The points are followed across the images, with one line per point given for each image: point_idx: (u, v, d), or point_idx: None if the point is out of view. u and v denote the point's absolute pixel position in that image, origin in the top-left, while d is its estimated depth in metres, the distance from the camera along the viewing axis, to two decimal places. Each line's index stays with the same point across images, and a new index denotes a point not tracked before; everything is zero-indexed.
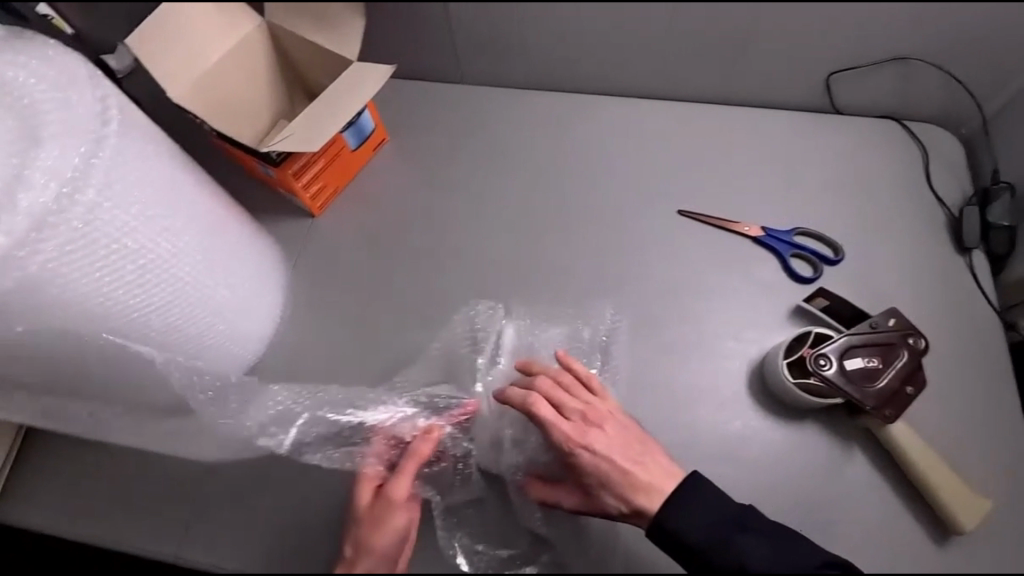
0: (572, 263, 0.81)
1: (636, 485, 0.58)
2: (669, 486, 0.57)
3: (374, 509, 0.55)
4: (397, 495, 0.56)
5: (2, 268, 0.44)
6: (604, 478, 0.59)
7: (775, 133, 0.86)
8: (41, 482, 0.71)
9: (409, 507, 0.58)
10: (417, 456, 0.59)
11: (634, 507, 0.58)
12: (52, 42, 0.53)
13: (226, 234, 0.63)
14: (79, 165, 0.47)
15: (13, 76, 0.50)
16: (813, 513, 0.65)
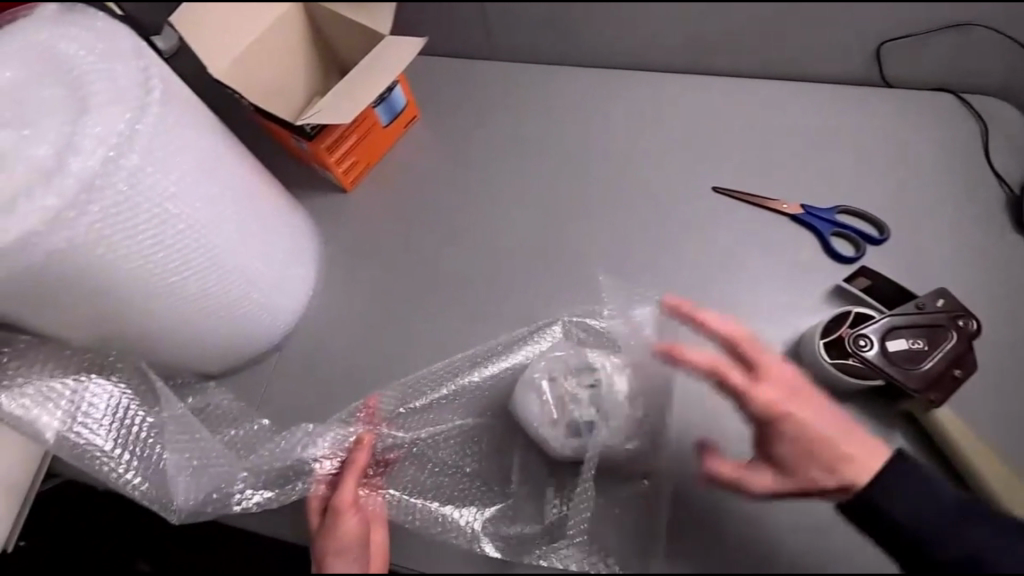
0: (600, 240, 0.79)
1: (845, 458, 0.57)
2: (880, 462, 0.57)
3: (325, 523, 0.59)
4: (345, 501, 0.59)
5: (51, 229, 0.46)
6: (816, 451, 0.57)
7: (816, 107, 0.82)
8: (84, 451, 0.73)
9: (364, 510, 0.61)
10: (353, 466, 0.62)
11: (844, 484, 0.57)
12: (103, 14, 0.55)
13: (259, 206, 0.64)
14: (127, 130, 0.49)
15: (62, 47, 0.52)
16: None
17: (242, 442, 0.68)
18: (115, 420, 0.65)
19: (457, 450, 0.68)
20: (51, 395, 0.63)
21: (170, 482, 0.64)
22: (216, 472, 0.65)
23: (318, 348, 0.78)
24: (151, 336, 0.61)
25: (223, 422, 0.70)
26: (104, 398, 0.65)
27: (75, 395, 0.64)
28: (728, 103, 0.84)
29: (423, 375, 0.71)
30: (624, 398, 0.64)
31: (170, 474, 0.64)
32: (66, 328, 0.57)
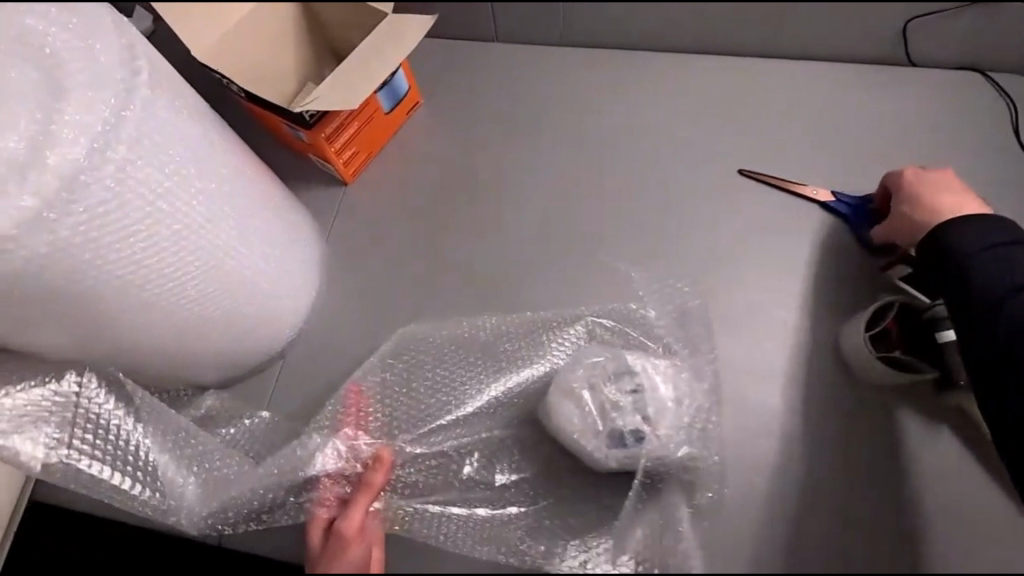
0: (624, 230, 0.75)
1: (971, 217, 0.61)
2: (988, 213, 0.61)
3: (326, 548, 0.51)
4: (351, 531, 0.52)
5: (31, 234, 0.40)
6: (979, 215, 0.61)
7: (838, 87, 0.79)
8: None
9: (371, 541, 0.53)
10: (367, 486, 0.56)
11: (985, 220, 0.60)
12: None
13: (254, 198, 0.58)
14: (112, 117, 0.43)
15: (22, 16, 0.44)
16: (902, 499, 0.59)
17: (246, 437, 0.65)
18: (104, 435, 0.58)
19: (483, 457, 0.61)
20: (28, 419, 0.55)
21: (178, 491, 0.59)
22: (222, 477, 0.60)
23: (321, 353, 0.72)
24: (143, 347, 0.54)
25: (225, 420, 0.66)
26: (86, 414, 0.57)
27: (51, 414, 0.56)
28: (748, 85, 0.80)
29: (418, 374, 0.65)
30: (671, 403, 0.55)
31: (175, 482, 0.59)
32: (46, 344, 0.50)
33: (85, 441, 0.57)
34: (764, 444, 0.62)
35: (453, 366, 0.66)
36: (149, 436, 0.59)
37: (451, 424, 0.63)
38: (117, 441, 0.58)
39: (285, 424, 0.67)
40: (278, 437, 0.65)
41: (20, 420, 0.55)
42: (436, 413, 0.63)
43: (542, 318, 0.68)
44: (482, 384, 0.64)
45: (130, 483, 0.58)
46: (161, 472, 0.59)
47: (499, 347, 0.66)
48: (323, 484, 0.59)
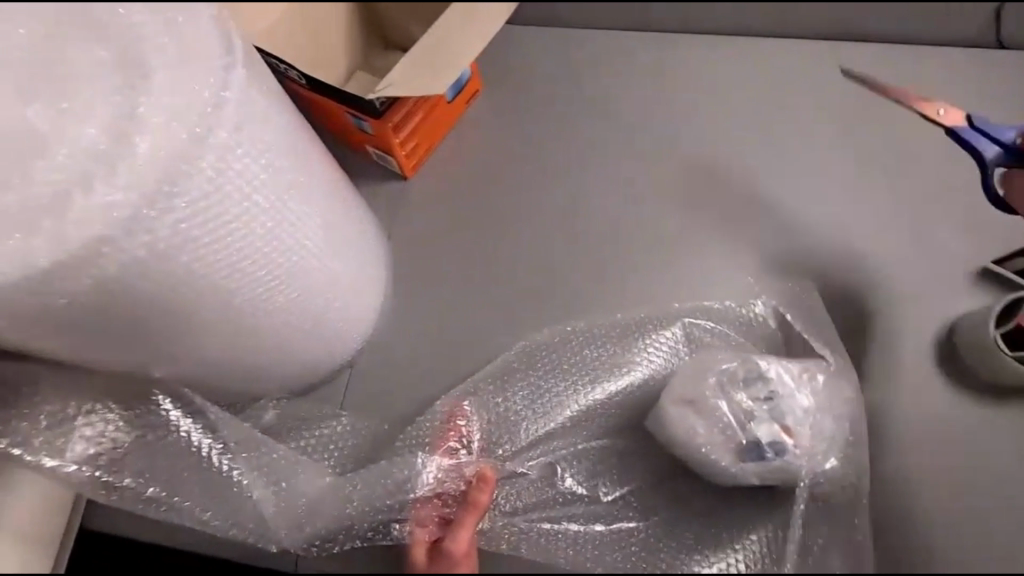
0: (721, 220, 0.67)
1: None
2: None
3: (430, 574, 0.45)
4: (458, 555, 0.45)
5: (130, 234, 0.34)
6: None
7: (945, 58, 0.71)
8: None
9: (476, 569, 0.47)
10: (473, 505, 0.50)
11: None
12: None
13: (328, 194, 0.52)
14: (214, 99, 0.37)
15: None
16: None
17: (320, 444, 0.61)
18: (173, 450, 0.53)
19: (584, 470, 0.57)
20: (99, 436, 0.53)
21: (254, 513, 0.53)
22: (300, 492, 0.53)
23: (390, 361, 0.65)
24: (221, 359, 0.48)
25: (303, 424, 0.62)
26: (170, 437, 0.54)
27: (139, 435, 0.53)
28: (841, 58, 0.73)
29: (512, 383, 0.61)
30: (811, 413, 0.51)
31: (253, 501, 0.53)
32: (122, 359, 0.45)
33: (163, 466, 0.53)
34: (898, 457, 0.56)
35: (548, 374, 0.61)
36: (230, 461, 0.54)
37: (548, 437, 0.58)
38: (185, 455, 0.53)
39: (372, 435, 0.61)
40: (369, 434, 0.61)
41: (93, 437, 0.53)
42: (531, 425, 0.59)
43: (637, 320, 0.63)
44: (579, 392, 0.60)
45: (208, 508, 0.53)
46: (240, 491, 0.53)
47: (593, 351, 0.62)
48: (422, 505, 0.53)
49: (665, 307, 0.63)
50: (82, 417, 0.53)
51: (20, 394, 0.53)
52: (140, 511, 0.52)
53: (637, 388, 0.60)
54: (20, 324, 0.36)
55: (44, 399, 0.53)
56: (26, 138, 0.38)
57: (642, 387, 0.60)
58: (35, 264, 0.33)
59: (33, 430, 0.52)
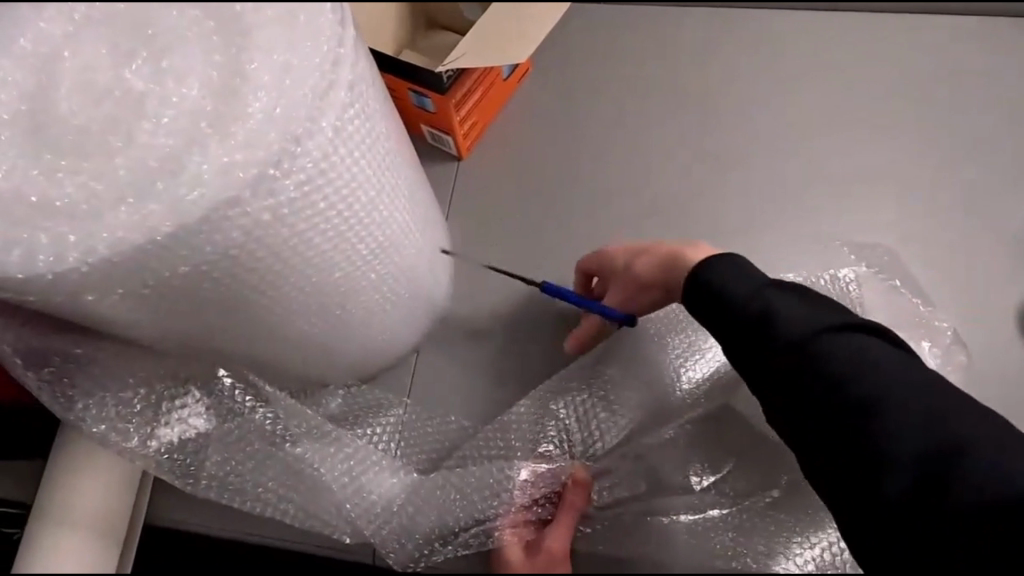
0: (790, 197, 0.67)
1: None
2: None
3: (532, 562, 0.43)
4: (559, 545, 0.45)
5: (255, 194, 0.32)
6: None
7: (1009, 34, 0.70)
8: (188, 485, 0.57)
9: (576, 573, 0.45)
10: (568, 505, 0.51)
11: None
12: None
13: (411, 165, 0.49)
14: (328, 59, 0.35)
15: None
16: None
17: (392, 439, 0.57)
18: (248, 440, 0.51)
19: (677, 460, 0.55)
20: (180, 422, 0.51)
21: (333, 507, 0.51)
22: (387, 492, 0.52)
23: (456, 353, 0.61)
24: (308, 340, 0.46)
25: (369, 417, 0.58)
26: (254, 427, 0.52)
27: (225, 424, 0.51)
28: (904, 35, 0.71)
29: (594, 375, 0.57)
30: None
31: (334, 498, 0.51)
32: (213, 341, 0.43)
33: (249, 456, 0.51)
34: None
35: (634, 363, 0.57)
36: (312, 451, 0.52)
37: (639, 429, 0.55)
38: (260, 446, 0.51)
39: (448, 430, 0.58)
40: (443, 426, 0.58)
41: (174, 424, 0.51)
42: (620, 417, 0.56)
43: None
44: (670, 377, 0.56)
45: (287, 499, 0.51)
46: (317, 485, 0.51)
47: (682, 335, 0.57)
48: (511, 511, 0.51)
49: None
50: (170, 404, 0.51)
51: (103, 376, 0.50)
52: (224, 501, 0.51)
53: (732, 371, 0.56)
54: (130, 296, 0.34)
55: (134, 380, 0.50)
56: (120, 102, 0.35)
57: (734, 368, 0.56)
58: (158, 229, 0.31)
59: (124, 415, 0.50)
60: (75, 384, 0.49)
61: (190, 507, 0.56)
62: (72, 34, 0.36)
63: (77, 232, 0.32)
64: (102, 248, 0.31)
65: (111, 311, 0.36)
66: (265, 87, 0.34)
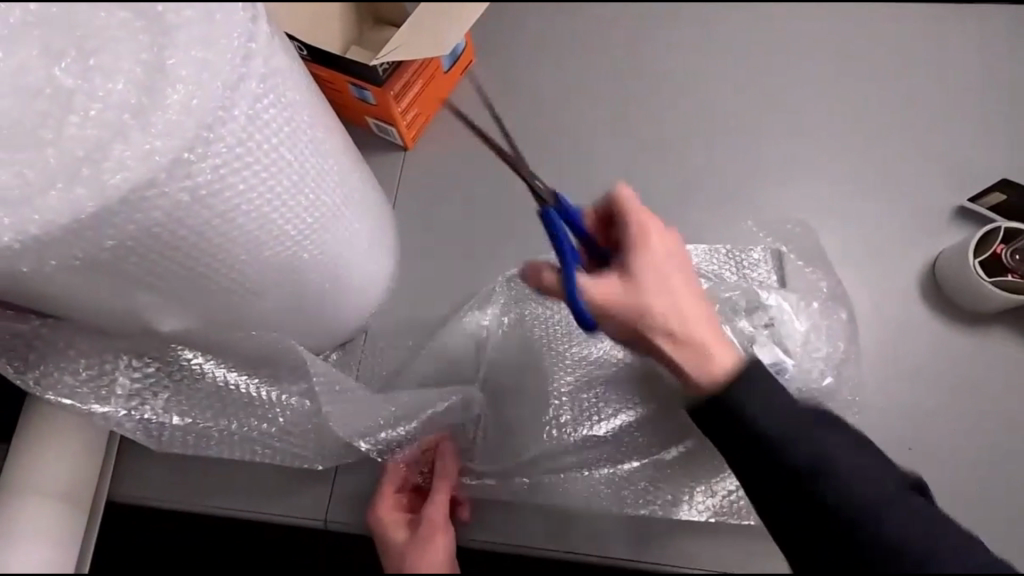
0: (713, 175, 0.70)
1: None
2: None
3: (414, 536, 0.50)
4: (439, 516, 0.51)
5: (172, 177, 0.35)
6: None
7: (913, 25, 0.75)
8: (149, 462, 0.60)
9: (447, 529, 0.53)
10: (442, 474, 0.55)
11: None
12: None
13: (344, 154, 0.53)
14: (241, 52, 0.38)
15: None
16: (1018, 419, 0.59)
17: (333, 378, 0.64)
18: (198, 399, 0.56)
19: (586, 418, 0.59)
20: (137, 396, 0.55)
21: (277, 454, 0.57)
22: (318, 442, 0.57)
23: (402, 331, 0.66)
24: (247, 317, 0.50)
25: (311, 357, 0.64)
26: (209, 382, 0.56)
27: (179, 381, 0.55)
28: (815, 27, 0.77)
29: (523, 322, 0.63)
30: (801, 337, 0.56)
31: (279, 449, 0.57)
32: (157, 317, 0.47)
33: (207, 408, 0.56)
34: (878, 385, 0.61)
35: (551, 330, 0.63)
36: (272, 394, 0.57)
37: (568, 370, 0.61)
38: (207, 404, 0.56)
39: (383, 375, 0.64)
40: (386, 371, 0.65)
41: (134, 398, 0.54)
42: (550, 358, 0.62)
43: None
44: (582, 333, 0.62)
45: (235, 451, 0.57)
46: (259, 438, 0.57)
47: None
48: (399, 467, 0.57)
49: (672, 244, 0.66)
50: (120, 370, 0.54)
51: (60, 355, 0.53)
52: (188, 449, 0.56)
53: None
54: (63, 273, 0.37)
55: (77, 355, 0.53)
56: (51, 98, 0.38)
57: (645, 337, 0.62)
58: (81, 208, 0.34)
59: (80, 382, 0.53)
60: (25, 361, 0.52)
61: (149, 483, 0.60)
62: (11, 39, 0.40)
63: (12, 214, 0.35)
64: (33, 229, 0.35)
65: (50, 288, 0.39)
66: (184, 81, 0.37)
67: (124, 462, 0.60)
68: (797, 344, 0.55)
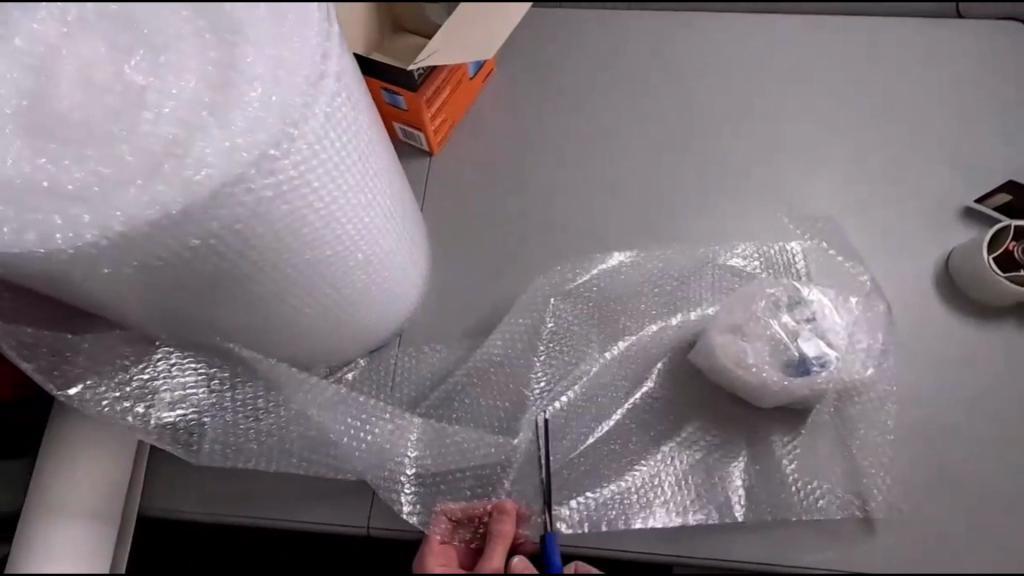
0: (735, 176, 0.72)
1: None
2: None
3: None
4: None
5: (259, 172, 0.35)
6: None
7: (920, 33, 0.78)
8: (184, 474, 0.58)
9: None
10: (500, 537, 0.53)
11: None
12: None
13: (393, 155, 0.53)
14: (317, 53, 0.38)
15: None
16: None
17: (374, 386, 0.63)
18: (239, 413, 0.55)
19: (630, 429, 0.62)
20: (180, 408, 0.55)
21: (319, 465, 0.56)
22: (374, 465, 0.57)
23: (438, 335, 0.65)
24: (298, 319, 0.49)
25: (351, 364, 0.64)
26: (247, 392, 0.55)
27: (221, 390, 0.55)
28: (825, 33, 0.79)
29: (554, 349, 0.65)
30: (841, 330, 0.59)
31: (319, 461, 0.56)
32: (211, 320, 0.46)
33: (248, 420, 0.56)
34: (908, 379, 0.62)
35: (594, 344, 0.65)
36: (313, 410, 0.56)
37: (598, 382, 0.64)
38: (245, 418, 0.55)
39: (422, 386, 0.64)
40: (413, 391, 0.63)
41: (177, 409, 0.54)
42: (581, 377, 0.64)
43: (655, 262, 0.68)
44: (625, 344, 0.65)
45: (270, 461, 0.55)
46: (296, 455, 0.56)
47: (631, 315, 0.66)
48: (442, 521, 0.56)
49: (684, 250, 0.68)
50: (167, 378, 0.54)
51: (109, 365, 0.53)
52: (228, 462, 0.55)
53: (664, 316, 0.66)
54: (141, 273, 0.37)
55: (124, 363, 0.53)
56: (120, 95, 0.37)
57: (679, 339, 0.65)
58: (172, 205, 0.34)
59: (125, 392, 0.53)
60: (74, 362, 0.53)
61: (187, 493, 0.58)
62: (69, 34, 0.39)
63: (93, 213, 0.34)
64: (115, 225, 0.34)
65: (118, 289, 0.38)
66: (263, 79, 0.37)
67: (158, 473, 0.58)
68: (839, 337, 0.58)
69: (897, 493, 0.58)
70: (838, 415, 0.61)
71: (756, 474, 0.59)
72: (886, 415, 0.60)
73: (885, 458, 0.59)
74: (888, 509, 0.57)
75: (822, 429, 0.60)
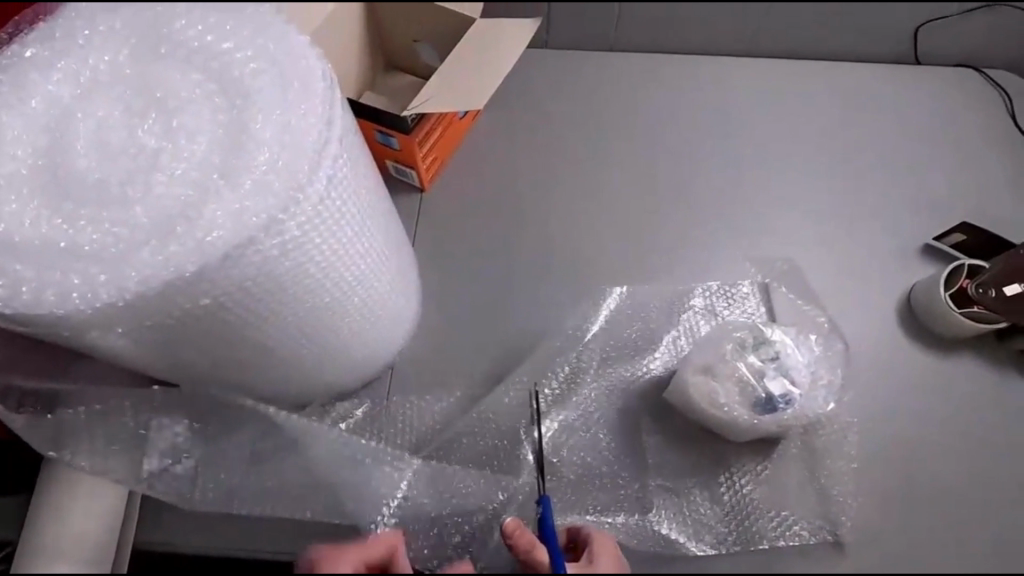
0: (708, 215, 0.76)
1: None
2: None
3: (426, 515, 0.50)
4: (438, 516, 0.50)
5: (267, 234, 0.38)
6: None
7: (880, 81, 0.83)
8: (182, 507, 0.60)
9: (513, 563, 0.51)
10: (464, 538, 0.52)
11: None
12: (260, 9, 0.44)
13: (388, 204, 0.56)
14: (321, 122, 0.41)
15: (203, 45, 0.42)
16: (995, 439, 0.64)
17: (368, 420, 0.65)
18: (239, 456, 0.57)
19: (615, 459, 0.64)
20: (176, 459, 0.55)
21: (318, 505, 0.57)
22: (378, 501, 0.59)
23: (427, 369, 0.68)
24: (293, 362, 0.51)
25: (345, 399, 0.66)
26: (247, 435, 0.57)
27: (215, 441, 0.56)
28: (794, 80, 0.83)
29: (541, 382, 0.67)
30: (805, 367, 0.62)
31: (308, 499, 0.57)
32: (211, 364, 0.48)
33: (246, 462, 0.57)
34: (871, 410, 0.66)
35: (577, 376, 0.68)
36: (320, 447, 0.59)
37: (582, 414, 0.66)
38: (236, 468, 0.56)
39: (416, 420, 0.66)
40: (407, 431, 0.65)
41: (173, 459, 0.55)
42: (568, 412, 0.67)
43: (635, 298, 0.71)
44: (607, 376, 0.68)
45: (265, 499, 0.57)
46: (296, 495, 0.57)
47: (614, 349, 0.70)
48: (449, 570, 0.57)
49: (664, 286, 0.72)
50: (165, 425, 0.55)
51: (108, 414, 0.55)
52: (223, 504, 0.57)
53: (644, 350, 0.70)
54: (158, 326, 0.39)
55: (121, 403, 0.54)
56: (135, 157, 0.40)
57: (660, 373, 0.68)
58: (186, 266, 0.36)
59: (127, 440, 0.54)
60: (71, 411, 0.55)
61: (183, 525, 0.59)
62: (81, 95, 0.42)
63: (108, 273, 0.36)
64: (132, 285, 0.36)
65: (129, 341, 0.40)
66: (270, 148, 0.40)
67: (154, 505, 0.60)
68: (801, 374, 0.62)
69: (865, 517, 0.61)
70: (806, 442, 0.64)
71: (731, 501, 0.62)
72: (852, 442, 0.64)
73: (852, 486, 0.62)
74: (856, 533, 0.61)
75: (793, 455, 0.64)
